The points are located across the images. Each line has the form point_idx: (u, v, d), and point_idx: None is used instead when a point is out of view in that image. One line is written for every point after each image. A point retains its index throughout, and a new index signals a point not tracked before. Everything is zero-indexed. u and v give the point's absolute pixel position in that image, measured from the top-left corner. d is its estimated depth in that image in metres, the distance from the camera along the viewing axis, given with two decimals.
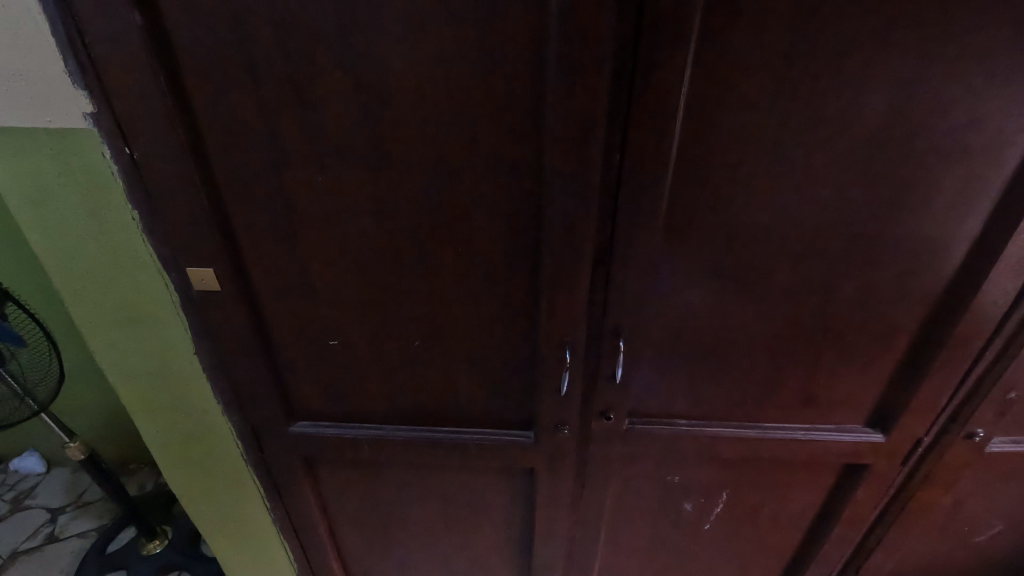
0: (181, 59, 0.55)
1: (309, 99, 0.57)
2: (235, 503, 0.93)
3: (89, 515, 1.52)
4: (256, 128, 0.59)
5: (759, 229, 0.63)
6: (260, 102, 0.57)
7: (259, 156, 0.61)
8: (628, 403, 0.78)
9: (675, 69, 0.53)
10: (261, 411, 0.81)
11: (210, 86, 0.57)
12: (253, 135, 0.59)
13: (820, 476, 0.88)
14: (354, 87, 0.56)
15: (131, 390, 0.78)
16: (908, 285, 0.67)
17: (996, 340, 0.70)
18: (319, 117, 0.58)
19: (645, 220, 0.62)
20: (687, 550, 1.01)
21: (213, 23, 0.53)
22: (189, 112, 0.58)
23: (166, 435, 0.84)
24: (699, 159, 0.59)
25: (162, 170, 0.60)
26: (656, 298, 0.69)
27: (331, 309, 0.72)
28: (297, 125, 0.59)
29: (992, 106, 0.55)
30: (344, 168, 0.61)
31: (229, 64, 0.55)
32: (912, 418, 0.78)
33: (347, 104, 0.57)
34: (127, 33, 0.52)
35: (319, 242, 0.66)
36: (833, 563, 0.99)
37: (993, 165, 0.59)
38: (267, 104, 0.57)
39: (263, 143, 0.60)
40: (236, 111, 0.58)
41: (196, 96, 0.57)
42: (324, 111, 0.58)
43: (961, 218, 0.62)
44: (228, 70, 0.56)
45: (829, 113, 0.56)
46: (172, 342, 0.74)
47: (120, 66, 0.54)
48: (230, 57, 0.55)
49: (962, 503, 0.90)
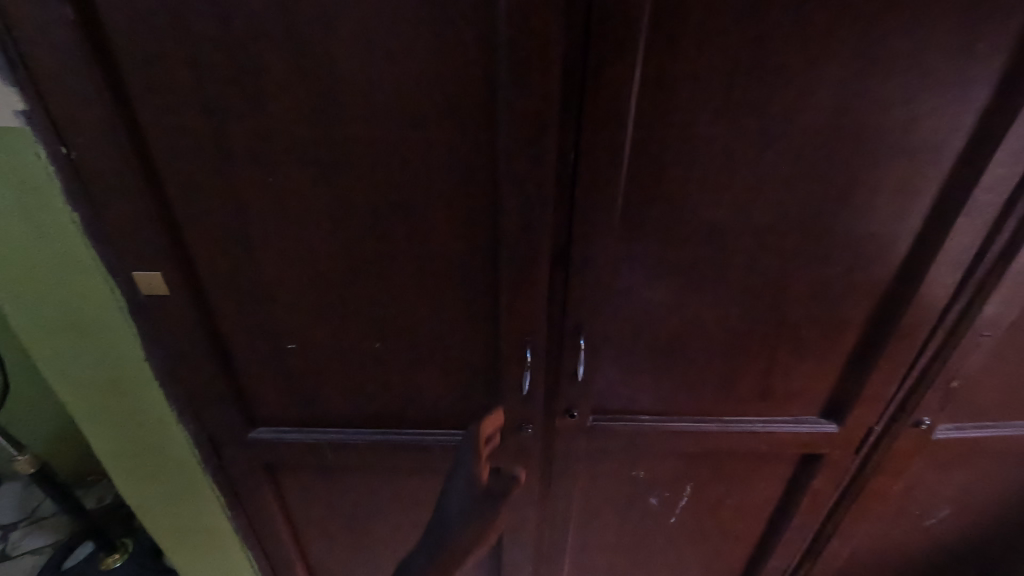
0: (118, 58, 0.53)
1: (257, 99, 0.55)
2: (195, 517, 0.91)
3: (44, 531, 1.46)
4: (200, 126, 0.57)
5: (712, 227, 0.65)
6: (204, 101, 0.56)
7: (205, 155, 0.59)
8: (591, 400, 0.79)
9: (626, 68, 0.53)
10: (217, 417, 0.79)
11: (151, 84, 0.55)
12: (198, 133, 0.57)
13: (779, 467, 0.90)
14: (303, 85, 0.55)
15: (78, 398, 0.75)
16: (856, 280, 0.69)
17: (939, 331, 0.73)
18: (268, 116, 0.56)
19: (602, 219, 0.62)
20: (655, 544, 1.03)
21: (151, 19, 0.51)
22: (131, 111, 0.56)
23: (119, 445, 0.81)
24: (653, 158, 0.59)
25: (102, 172, 0.58)
26: (615, 295, 0.69)
27: (287, 313, 0.70)
28: (245, 125, 0.57)
29: (929, 107, 0.57)
30: (294, 168, 0.60)
31: (171, 61, 0.53)
32: (863, 408, 0.81)
33: (297, 103, 0.56)
34: (59, 28, 0.50)
35: (271, 245, 0.65)
36: (794, 552, 1.02)
37: (933, 163, 0.61)
38: (213, 103, 0.56)
39: (209, 143, 0.58)
40: (179, 108, 0.56)
41: (137, 95, 0.55)
42: (274, 111, 0.56)
43: (903, 216, 0.65)
44: (170, 68, 0.54)
45: (775, 114, 0.57)
46: (121, 348, 0.71)
47: (52, 62, 0.52)
48: (171, 54, 0.53)
49: (911, 488, 0.94)
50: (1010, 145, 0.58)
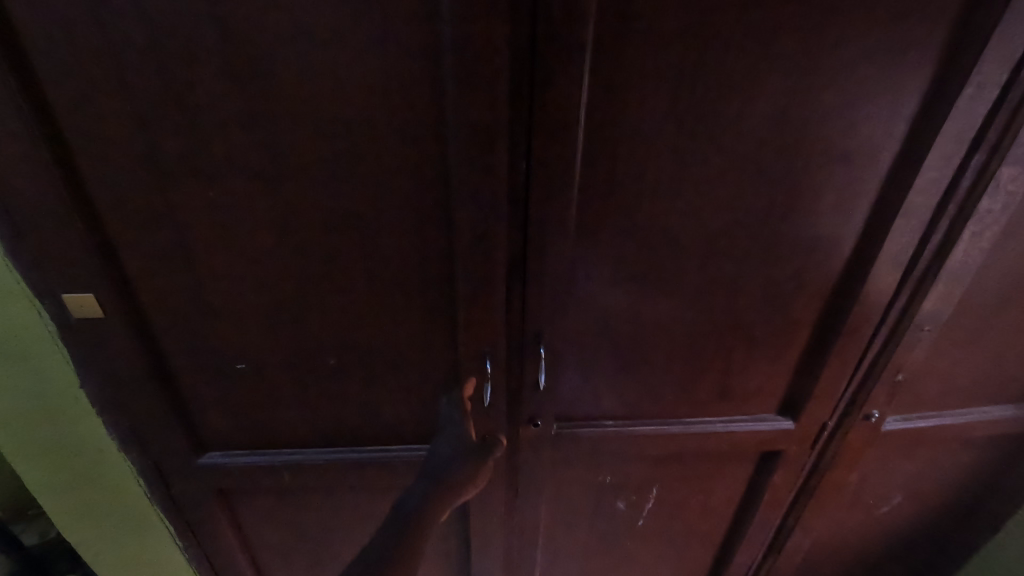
0: (37, 69, 0.50)
1: (192, 110, 0.53)
2: (144, 551, 0.86)
3: None
4: (131, 140, 0.54)
5: (666, 233, 0.65)
6: (135, 113, 0.53)
7: (138, 170, 0.56)
8: (554, 408, 0.79)
9: (574, 78, 0.53)
10: (163, 444, 0.74)
11: (75, 95, 0.51)
12: (130, 146, 0.54)
13: (741, 465, 0.92)
14: (241, 97, 0.53)
15: (6, 430, 0.70)
16: (805, 281, 0.71)
17: (883, 328, 0.76)
18: (205, 128, 0.54)
19: (556, 229, 0.62)
20: (624, 547, 1.03)
21: (72, 28, 0.48)
22: (53, 124, 0.53)
23: (55, 478, 0.76)
24: (604, 167, 0.60)
25: (23, 190, 0.54)
26: (574, 303, 0.69)
27: (235, 332, 0.67)
28: (181, 138, 0.54)
29: (864, 114, 0.60)
30: (235, 182, 0.57)
31: (96, 71, 0.50)
32: (817, 404, 0.83)
33: (235, 114, 0.53)
34: None
35: (214, 261, 0.62)
36: (759, 546, 1.04)
37: (871, 168, 0.63)
38: (145, 114, 0.53)
39: (143, 157, 0.55)
40: (107, 121, 0.53)
41: (60, 106, 0.52)
42: (211, 123, 0.54)
43: (846, 217, 0.67)
44: (96, 79, 0.51)
45: (721, 122, 0.58)
46: (53, 375, 0.67)
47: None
48: (96, 64, 0.50)
49: (865, 479, 0.97)
50: (940, 148, 0.61)
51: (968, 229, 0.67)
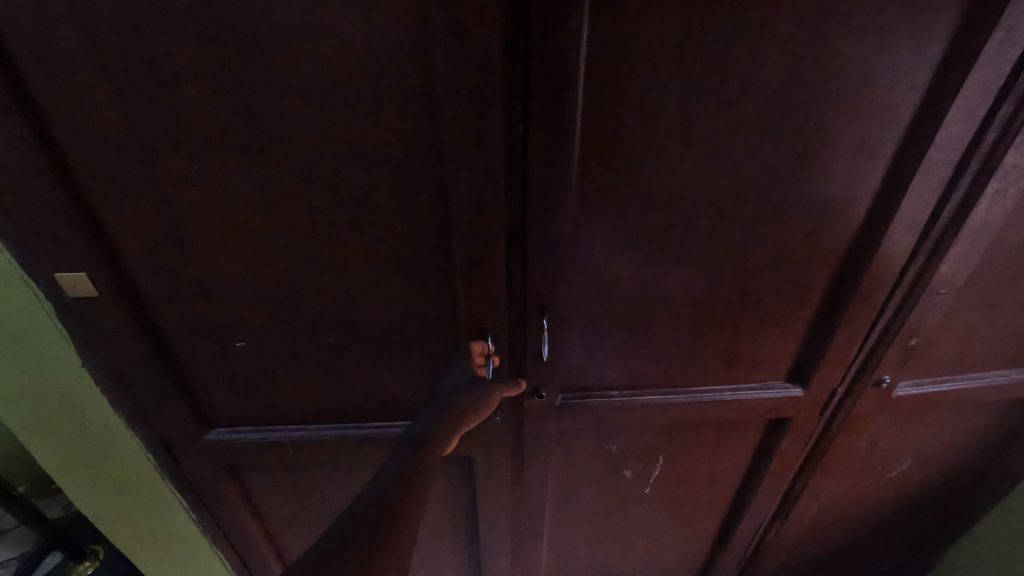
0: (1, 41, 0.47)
1: (166, 79, 0.50)
2: (163, 526, 0.88)
3: (8, 544, 1.46)
4: (107, 112, 0.52)
5: (671, 197, 0.63)
6: (109, 85, 0.50)
7: (119, 144, 0.54)
8: (558, 379, 0.78)
9: (572, 32, 0.50)
10: (169, 421, 0.75)
11: (43, 66, 0.49)
12: (107, 120, 0.52)
13: (749, 433, 0.91)
14: (216, 63, 0.50)
15: (15, 410, 0.71)
16: (816, 245, 0.69)
17: (897, 292, 0.74)
18: (181, 98, 0.52)
19: (557, 196, 0.59)
20: (631, 514, 1.04)
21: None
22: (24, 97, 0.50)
23: (67, 456, 0.77)
24: (606, 129, 0.57)
25: (3, 171, 0.53)
26: (576, 272, 0.68)
27: (232, 310, 0.66)
28: (158, 109, 0.52)
29: (883, 65, 0.56)
30: (218, 155, 0.55)
31: (63, 38, 0.48)
32: (827, 371, 0.82)
33: (212, 82, 0.51)
34: None
35: (204, 238, 0.61)
36: (766, 512, 1.04)
37: (889, 122, 0.60)
38: (119, 86, 0.50)
39: (121, 131, 0.53)
40: (81, 93, 0.51)
41: (30, 78, 0.49)
42: (187, 92, 0.51)
43: (861, 177, 0.64)
44: (64, 48, 0.48)
45: (729, 77, 0.55)
46: (55, 355, 0.67)
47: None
48: (63, 31, 0.47)
49: (875, 444, 0.96)
50: (964, 100, 0.58)
51: (991, 185, 0.64)
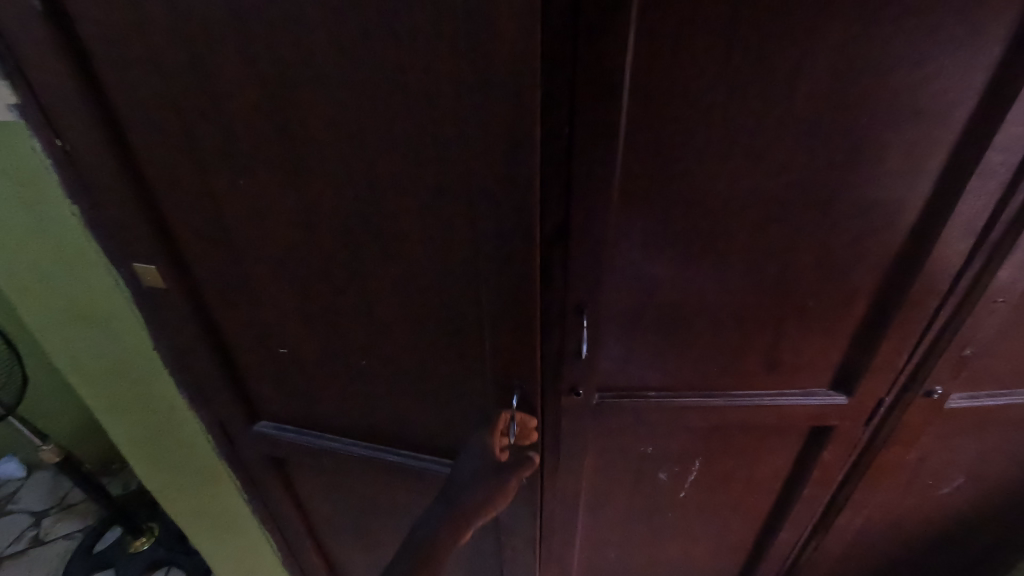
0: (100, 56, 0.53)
1: (218, 95, 0.54)
2: (217, 504, 0.95)
3: (75, 516, 1.63)
4: (171, 124, 0.56)
5: (714, 199, 0.63)
6: (171, 98, 0.54)
7: (181, 152, 0.58)
8: (596, 378, 0.79)
9: (619, 36, 0.51)
10: (226, 406, 0.80)
11: (121, 79, 0.54)
12: (172, 130, 0.57)
13: (789, 440, 0.90)
14: (259, 81, 0.52)
15: (94, 387, 0.78)
16: (864, 249, 0.68)
17: (950, 299, 0.71)
18: (230, 114, 0.55)
19: (600, 196, 0.61)
20: (665, 519, 1.04)
21: (119, 14, 0.49)
22: (107, 106, 0.56)
23: (136, 432, 0.84)
24: (650, 131, 0.58)
25: (96, 171, 0.59)
26: (617, 272, 0.69)
27: (275, 314, 0.70)
28: (211, 123, 0.56)
29: (938, 65, 0.55)
30: (262, 168, 0.58)
31: (134, 56, 0.52)
32: (874, 379, 0.80)
33: (257, 99, 0.53)
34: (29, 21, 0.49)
35: (250, 244, 0.64)
36: (805, 524, 1.02)
37: (944, 123, 0.59)
38: (180, 99, 0.54)
39: (182, 141, 0.57)
40: (151, 104, 0.55)
41: (112, 89, 0.55)
42: (235, 108, 0.54)
43: (913, 180, 0.62)
44: (136, 64, 0.53)
45: (776, 79, 0.55)
46: (131, 338, 0.73)
47: (35, 61, 0.52)
48: (134, 49, 0.52)
49: (925, 458, 0.93)
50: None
51: None
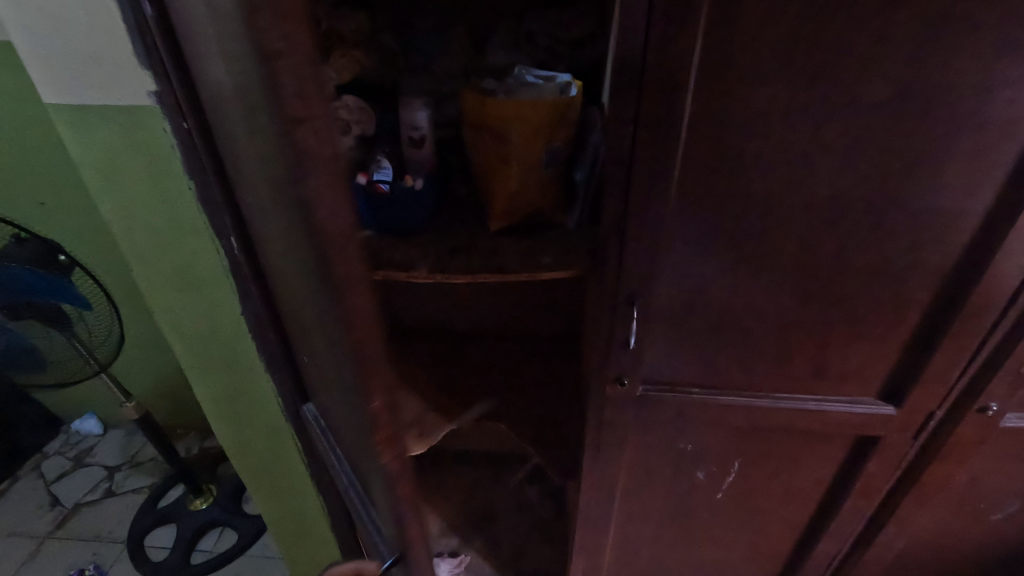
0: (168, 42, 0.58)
1: (214, 103, 0.50)
2: (278, 460, 1.05)
3: (143, 473, 1.78)
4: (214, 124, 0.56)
5: (769, 201, 0.66)
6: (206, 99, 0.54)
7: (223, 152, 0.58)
8: (641, 369, 0.83)
9: (688, 44, 0.55)
10: (294, 377, 0.87)
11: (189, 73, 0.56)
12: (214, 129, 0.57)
13: (832, 449, 0.90)
14: (217, 95, 0.46)
15: (185, 346, 0.88)
16: (919, 258, 0.69)
17: (1010, 314, 0.71)
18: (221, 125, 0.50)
19: (658, 192, 0.65)
20: (701, 520, 1.05)
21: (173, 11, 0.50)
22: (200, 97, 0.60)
23: (216, 389, 0.93)
24: (710, 133, 0.61)
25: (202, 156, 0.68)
26: (668, 267, 0.72)
27: (294, 329, 0.67)
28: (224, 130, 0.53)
29: (1003, 78, 0.56)
30: (248, 188, 0.53)
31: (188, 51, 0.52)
32: (924, 391, 0.79)
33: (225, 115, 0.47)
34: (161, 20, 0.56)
35: (266, 257, 0.62)
36: (845, 537, 1.01)
37: (1008, 136, 0.59)
38: (208, 101, 0.53)
39: (221, 142, 0.57)
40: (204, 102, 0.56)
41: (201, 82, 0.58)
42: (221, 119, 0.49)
43: (974, 190, 0.63)
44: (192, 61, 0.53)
45: (836, 87, 0.58)
46: (222, 302, 0.82)
47: (169, 56, 0.60)
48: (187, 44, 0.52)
49: (976, 480, 0.91)
50: None
51: None
